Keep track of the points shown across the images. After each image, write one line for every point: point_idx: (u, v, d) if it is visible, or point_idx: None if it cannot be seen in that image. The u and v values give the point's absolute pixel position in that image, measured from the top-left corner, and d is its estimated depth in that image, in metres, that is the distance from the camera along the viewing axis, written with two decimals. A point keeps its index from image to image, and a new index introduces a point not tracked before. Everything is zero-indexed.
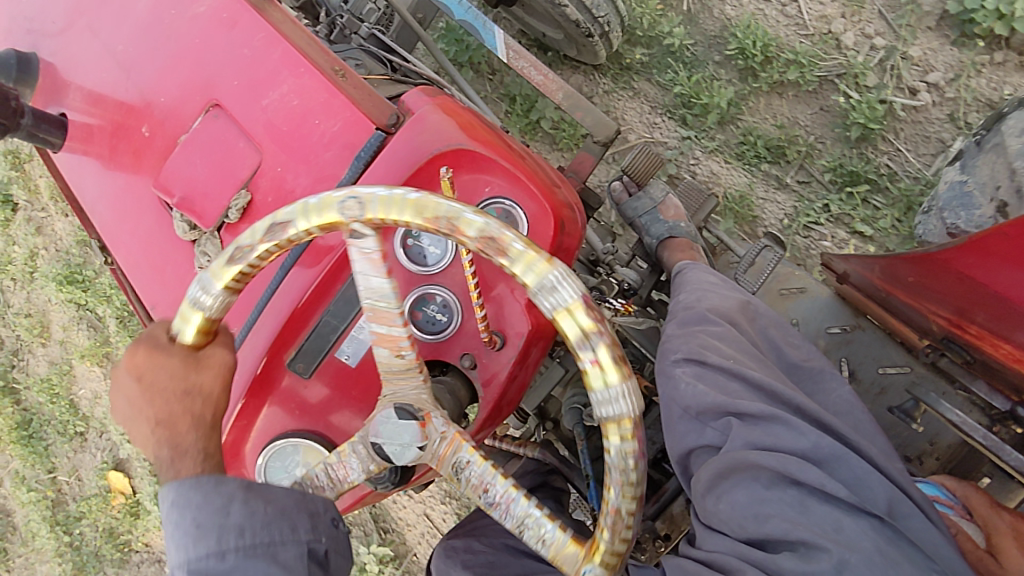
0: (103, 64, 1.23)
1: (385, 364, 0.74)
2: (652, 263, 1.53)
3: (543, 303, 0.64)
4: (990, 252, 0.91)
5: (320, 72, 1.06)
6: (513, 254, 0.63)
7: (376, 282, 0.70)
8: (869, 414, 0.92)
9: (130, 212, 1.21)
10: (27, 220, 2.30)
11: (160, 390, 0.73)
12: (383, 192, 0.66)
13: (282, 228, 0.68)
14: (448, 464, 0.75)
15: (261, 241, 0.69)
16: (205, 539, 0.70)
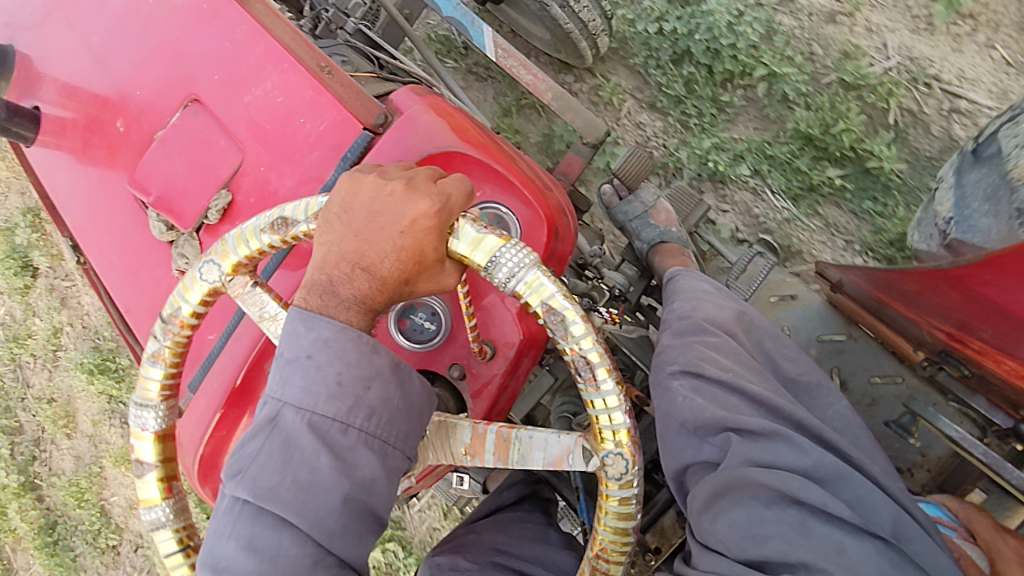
0: (78, 56, 1.18)
1: (461, 433, 0.78)
2: (642, 268, 1.51)
3: None
4: (1007, 269, 0.81)
5: (305, 68, 1.01)
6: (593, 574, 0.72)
7: (535, 457, 0.73)
8: (867, 430, 0.91)
9: (105, 209, 1.16)
10: (49, 289, 2.26)
11: (389, 240, 0.69)
12: (633, 481, 0.70)
13: (589, 375, 0.68)
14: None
15: (565, 343, 0.67)
16: (337, 403, 0.68)
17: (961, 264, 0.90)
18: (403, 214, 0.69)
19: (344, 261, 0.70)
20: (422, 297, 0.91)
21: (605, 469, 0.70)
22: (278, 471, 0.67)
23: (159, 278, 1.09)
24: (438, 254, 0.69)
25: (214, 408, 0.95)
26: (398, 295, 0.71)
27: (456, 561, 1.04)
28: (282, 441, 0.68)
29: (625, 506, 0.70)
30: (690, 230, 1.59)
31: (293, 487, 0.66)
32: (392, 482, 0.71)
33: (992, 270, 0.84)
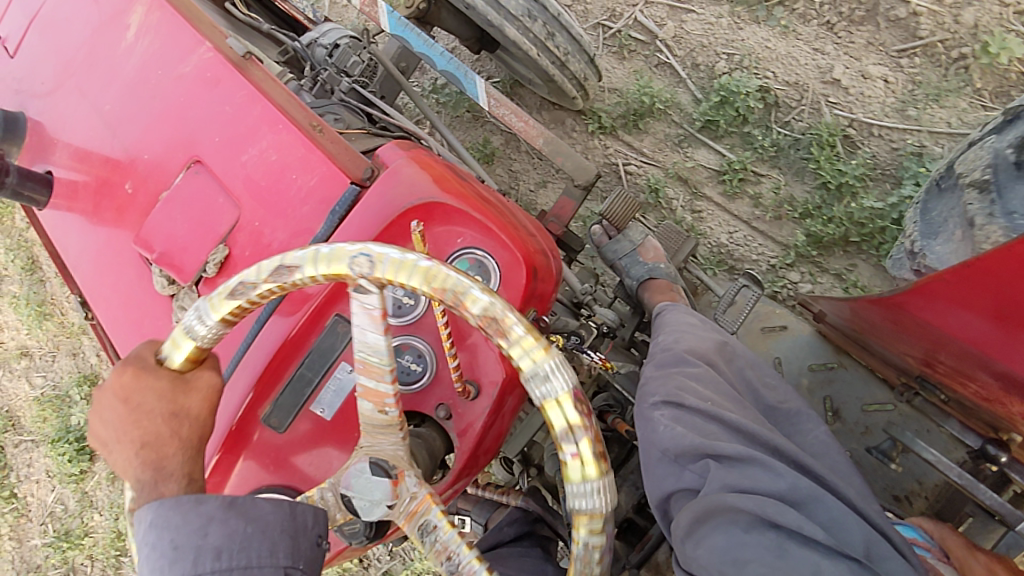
0: (91, 122, 1.27)
1: (368, 418, 0.72)
2: (634, 305, 1.55)
3: (535, 393, 0.62)
4: (936, 296, 0.86)
5: (297, 128, 1.07)
6: (513, 337, 0.62)
7: (372, 339, 0.68)
8: (845, 455, 0.94)
9: (111, 265, 1.21)
10: (109, 475, 2.19)
11: (151, 410, 0.72)
12: (394, 252, 0.64)
13: (287, 270, 0.66)
14: (415, 525, 0.72)
15: (264, 279, 0.67)
16: (181, 562, 0.67)
17: (896, 292, 0.94)
18: (131, 397, 0.73)
19: (133, 457, 0.72)
20: (409, 339, 0.95)
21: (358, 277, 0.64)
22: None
23: (161, 328, 1.14)
24: (170, 381, 0.73)
25: (212, 452, 0.98)
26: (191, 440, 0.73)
27: None
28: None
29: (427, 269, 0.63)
30: (680, 267, 1.61)
31: None
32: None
33: (922, 297, 0.89)
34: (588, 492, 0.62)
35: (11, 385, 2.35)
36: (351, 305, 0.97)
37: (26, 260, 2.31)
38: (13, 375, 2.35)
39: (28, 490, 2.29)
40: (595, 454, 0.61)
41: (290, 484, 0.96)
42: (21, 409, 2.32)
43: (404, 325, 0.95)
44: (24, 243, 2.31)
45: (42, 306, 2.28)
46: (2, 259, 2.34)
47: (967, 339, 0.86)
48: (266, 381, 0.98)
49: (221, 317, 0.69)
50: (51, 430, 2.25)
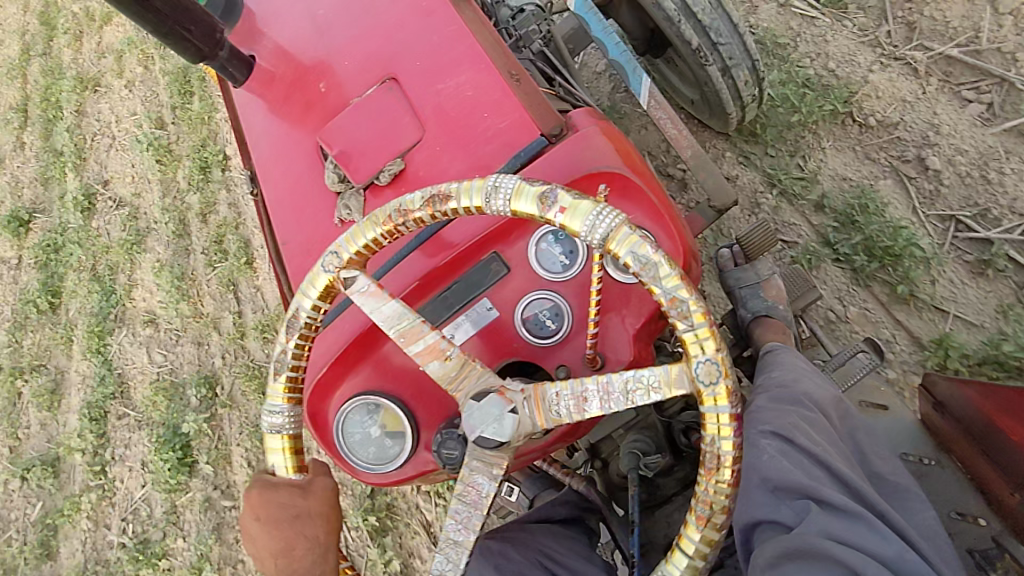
0: (301, 23, 1.36)
1: (441, 377, 0.86)
2: (739, 336, 1.54)
3: (501, 204, 0.80)
4: None
5: (498, 72, 1.11)
6: (456, 193, 0.82)
7: (386, 309, 0.86)
8: (951, 545, 0.92)
9: (288, 152, 1.31)
10: (200, 499, 2.17)
11: (281, 514, 0.84)
12: (344, 238, 0.87)
13: (293, 319, 0.89)
14: (545, 411, 0.82)
15: (286, 342, 0.90)
16: None
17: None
18: (261, 516, 0.85)
19: (274, 566, 0.83)
20: (550, 297, 0.97)
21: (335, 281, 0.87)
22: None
23: (318, 221, 1.21)
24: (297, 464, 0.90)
25: (339, 345, 1.04)
26: (315, 535, 0.85)
27: (506, 550, 1.15)
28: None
29: (373, 219, 0.86)
30: (797, 313, 1.58)
31: None
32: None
33: None
34: (596, 222, 0.77)
35: (130, 350, 2.35)
36: (505, 248, 0.99)
37: (176, 226, 2.42)
38: (134, 340, 2.35)
39: (118, 474, 2.26)
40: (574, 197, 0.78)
41: (403, 394, 1.04)
42: (133, 380, 2.32)
43: (548, 282, 0.98)
44: (181, 207, 2.44)
45: (181, 282, 2.34)
46: (156, 215, 2.46)
47: None
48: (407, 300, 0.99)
49: (283, 394, 0.90)
50: (158, 416, 2.26)
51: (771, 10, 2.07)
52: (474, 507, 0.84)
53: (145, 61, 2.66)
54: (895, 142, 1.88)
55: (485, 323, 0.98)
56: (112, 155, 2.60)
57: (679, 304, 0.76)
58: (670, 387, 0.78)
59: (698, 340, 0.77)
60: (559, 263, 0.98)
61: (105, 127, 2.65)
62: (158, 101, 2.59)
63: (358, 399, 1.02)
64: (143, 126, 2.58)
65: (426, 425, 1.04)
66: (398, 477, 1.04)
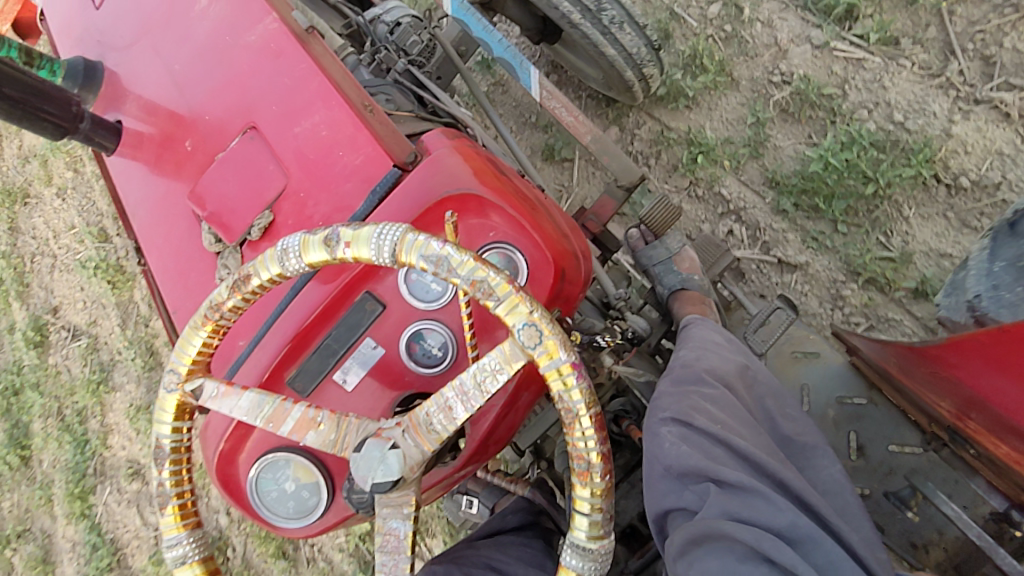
0: (160, 79, 1.32)
1: (323, 448, 0.84)
2: (663, 313, 1.53)
3: (296, 261, 0.79)
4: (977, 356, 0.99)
5: (350, 107, 1.11)
6: (256, 267, 0.81)
7: (240, 403, 0.85)
8: (857, 497, 0.96)
9: (167, 217, 1.28)
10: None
11: None
12: (174, 355, 0.86)
13: (159, 449, 0.87)
14: (425, 434, 0.80)
15: (160, 473, 0.87)
16: None
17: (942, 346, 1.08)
18: None
19: None
20: (429, 325, 0.98)
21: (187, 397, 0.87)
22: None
23: (204, 283, 1.20)
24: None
25: None
26: None
27: (450, 571, 1.12)
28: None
29: (195, 332, 0.85)
30: (716, 279, 1.60)
31: None
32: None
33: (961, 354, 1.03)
34: (380, 241, 0.76)
35: (118, 511, 2.33)
36: (377, 285, 1.00)
37: (147, 358, 2.33)
38: (121, 498, 2.34)
39: None
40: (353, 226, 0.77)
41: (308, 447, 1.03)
42: (126, 544, 2.32)
43: (426, 311, 0.99)
44: (148, 335, 2.33)
45: None
46: (121, 348, 2.36)
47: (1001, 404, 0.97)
48: (298, 345, 1.00)
49: (174, 523, 0.86)
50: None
51: (805, 53, 1.85)
52: (397, 552, 0.82)
53: (74, 163, 2.48)
54: (1000, 205, 1.71)
55: (375, 361, 1.00)
56: (56, 278, 2.48)
57: (479, 283, 0.74)
58: (512, 366, 0.76)
59: (511, 309, 0.74)
60: (433, 290, 0.99)
61: (43, 245, 2.52)
62: (97, 210, 2.43)
63: (262, 459, 1.00)
64: (85, 241, 2.43)
65: (337, 472, 1.03)
66: (321, 527, 1.04)
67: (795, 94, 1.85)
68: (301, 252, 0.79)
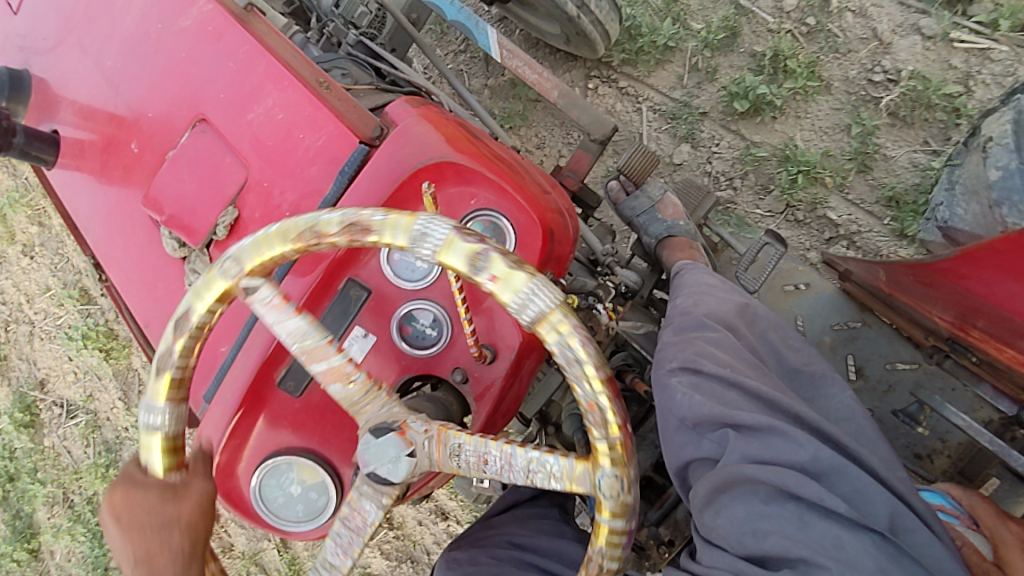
0: (92, 79, 1.22)
1: (344, 398, 0.75)
2: (652, 263, 1.50)
3: (424, 252, 0.68)
4: (984, 263, 0.92)
5: (303, 85, 1.04)
6: (377, 226, 0.69)
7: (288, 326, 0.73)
8: (871, 420, 0.94)
9: (124, 228, 1.20)
10: None
11: (138, 516, 0.73)
12: (249, 240, 0.72)
13: (184, 320, 0.74)
14: (446, 455, 0.76)
15: (173, 339, 0.74)
16: None
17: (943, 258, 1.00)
18: (136, 520, 0.73)
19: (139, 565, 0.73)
20: (422, 305, 0.94)
21: (239, 286, 0.73)
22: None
23: (174, 292, 1.14)
24: (162, 492, 0.75)
25: (231, 415, 0.99)
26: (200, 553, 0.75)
27: (475, 556, 1.14)
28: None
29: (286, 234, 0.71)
30: (700, 223, 1.56)
31: None
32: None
33: (967, 264, 0.95)
34: (530, 299, 0.67)
35: None
36: (360, 270, 0.96)
37: None
38: None
39: None
40: (510, 266, 0.67)
41: (309, 446, 0.98)
42: None
43: (414, 291, 0.95)
44: None
45: None
46: (123, 421, 2.24)
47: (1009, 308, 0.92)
48: (283, 345, 0.98)
49: (165, 391, 0.75)
50: None
51: (913, 46, 1.74)
52: (356, 532, 0.77)
53: (37, 217, 2.34)
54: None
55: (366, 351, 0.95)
56: (37, 349, 2.33)
57: (598, 410, 0.69)
58: (571, 483, 0.73)
59: (615, 452, 0.71)
60: (419, 268, 0.94)
61: (16, 311, 2.38)
62: (72, 267, 2.31)
63: (265, 465, 0.97)
64: (64, 304, 2.30)
65: (342, 463, 0.98)
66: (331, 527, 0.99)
67: (906, 95, 1.72)
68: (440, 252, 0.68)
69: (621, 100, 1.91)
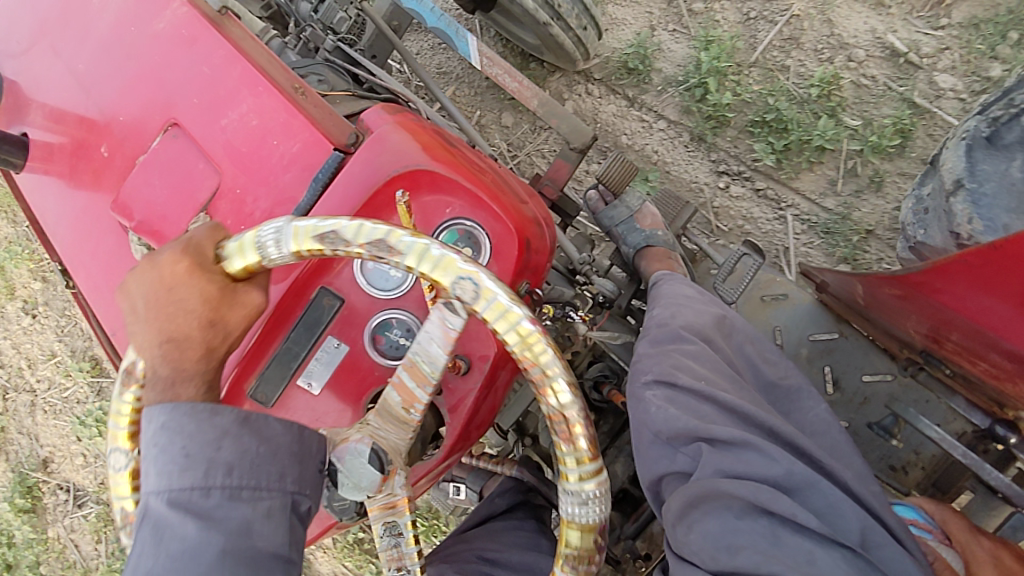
0: (65, 83, 1.19)
1: (390, 404, 0.77)
2: (630, 273, 1.50)
3: (569, 469, 0.72)
4: (956, 276, 0.90)
5: (279, 91, 1.03)
6: (570, 430, 0.71)
7: (435, 353, 0.74)
8: (845, 434, 0.95)
9: (92, 233, 1.18)
10: None
11: (186, 307, 0.76)
12: (505, 304, 0.68)
13: (390, 251, 0.69)
14: (385, 523, 0.77)
15: (360, 245, 0.69)
16: (191, 471, 0.70)
17: (915, 271, 0.98)
18: (185, 298, 0.75)
19: (161, 343, 0.76)
20: (395, 314, 0.93)
21: (460, 296, 0.69)
22: (151, 553, 0.67)
23: None
24: (219, 283, 0.76)
25: None
26: (219, 352, 0.77)
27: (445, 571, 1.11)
28: (151, 525, 0.69)
29: (527, 338, 0.69)
30: (679, 234, 1.56)
31: (167, 561, 0.67)
32: (276, 523, 0.73)
33: (939, 277, 0.94)
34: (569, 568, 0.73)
35: None
36: (333, 279, 0.95)
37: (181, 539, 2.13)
38: None
39: None
40: (591, 542, 0.73)
41: None
42: None
43: (388, 301, 0.94)
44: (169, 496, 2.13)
45: None
46: None
47: (983, 322, 0.92)
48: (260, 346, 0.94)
49: (298, 248, 0.71)
50: None
51: None
52: None
53: (39, 271, 2.27)
54: None
55: (339, 360, 0.93)
56: (40, 424, 2.27)
57: None
58: None
59: None
60: (393, 277, 0.93)
61: (16, 376, 2.32)
62: (81, 332, 2.24)
63: None
64: (67, 370, 2.25)
65: None
66: (311, 536, 1.00)
67: None
68: (571, 471, 0.72)
69: (760, 205, 1.85)
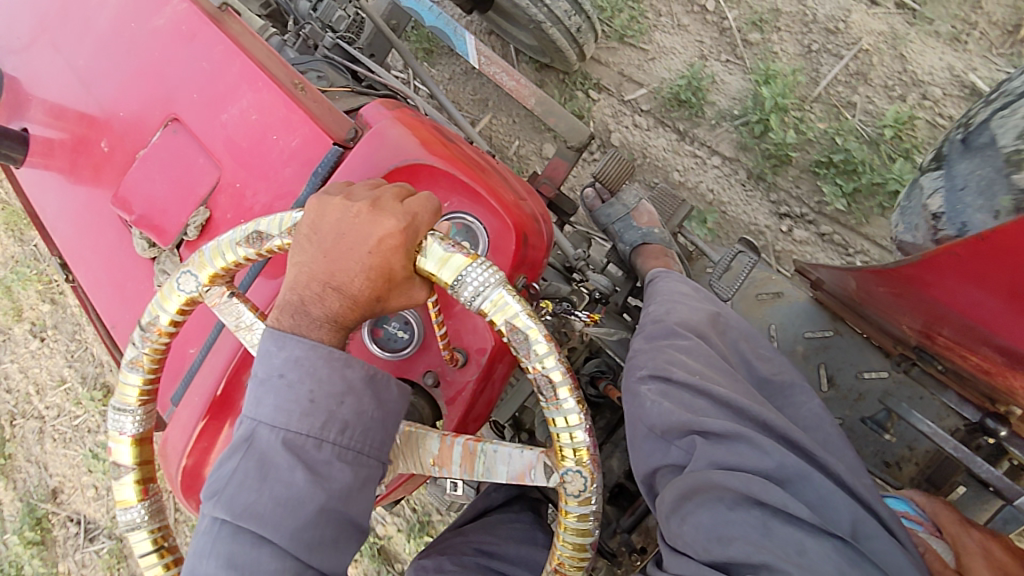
0: (65, 79, 1.20)
1: (433, 446, 0.82)
2: (627, 270, 1.51)
3: None
4: (947, 270, 0.92)
5: (278, 87, 1.04)
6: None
7: (498, 470, 0.79)
8: (838, 428, 0.96)
9: (92, 228, 1.18)
10: None
11: (361, 260, 0.74)
12: (585, 508, 0.74)
13: (545, 392, 0.73)
14: None
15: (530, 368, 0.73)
16: (310, 418, 0.73)
17: (907, 265, 1.00)
18: (370, 236, 0.74)
19: (314, 280, 0.75)
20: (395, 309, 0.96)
21: (567, 483, 0.74)
22: (255, 488, 0.72)
23: (144, 293, 1.13)
24: (407, 269, 0.75)
25: (197, 419, 0.96)
26: (369, 311, 0.76)
27: (442, 565, 1.13)
28: (258, 458, 0.73)
29: (583, 520, 0.75)
30: (675, 231, 1.58)
31: (270, 502, 0.71)
32: (366, 494, 0.77)
33: (932, 270, 0.95)
34: None
35: None
36: None
37: None
38: None
39: None
40: None
41: None
42: None
43: None
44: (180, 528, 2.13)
45: None
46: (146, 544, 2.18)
47: (973, 315, 0.94)
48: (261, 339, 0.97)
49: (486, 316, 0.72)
50: None
51: None
52: None
53: (48, 291, 2.29)
54: None
55: None
56: (49, 453, 2.28)
57: None
58: None
59: None
60: None
61: (23, 402, 2.33)
62: (92, 357, 2.25)
63: None
64: (77, 393, 2.27)
65: None
66: None
67: None
68: None
69: (826, 250, 1.84)
